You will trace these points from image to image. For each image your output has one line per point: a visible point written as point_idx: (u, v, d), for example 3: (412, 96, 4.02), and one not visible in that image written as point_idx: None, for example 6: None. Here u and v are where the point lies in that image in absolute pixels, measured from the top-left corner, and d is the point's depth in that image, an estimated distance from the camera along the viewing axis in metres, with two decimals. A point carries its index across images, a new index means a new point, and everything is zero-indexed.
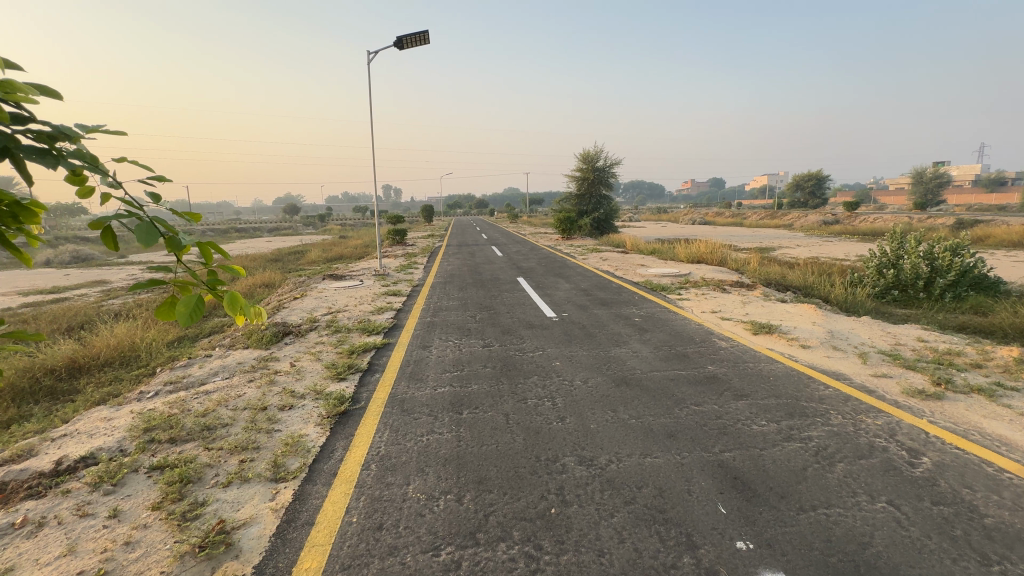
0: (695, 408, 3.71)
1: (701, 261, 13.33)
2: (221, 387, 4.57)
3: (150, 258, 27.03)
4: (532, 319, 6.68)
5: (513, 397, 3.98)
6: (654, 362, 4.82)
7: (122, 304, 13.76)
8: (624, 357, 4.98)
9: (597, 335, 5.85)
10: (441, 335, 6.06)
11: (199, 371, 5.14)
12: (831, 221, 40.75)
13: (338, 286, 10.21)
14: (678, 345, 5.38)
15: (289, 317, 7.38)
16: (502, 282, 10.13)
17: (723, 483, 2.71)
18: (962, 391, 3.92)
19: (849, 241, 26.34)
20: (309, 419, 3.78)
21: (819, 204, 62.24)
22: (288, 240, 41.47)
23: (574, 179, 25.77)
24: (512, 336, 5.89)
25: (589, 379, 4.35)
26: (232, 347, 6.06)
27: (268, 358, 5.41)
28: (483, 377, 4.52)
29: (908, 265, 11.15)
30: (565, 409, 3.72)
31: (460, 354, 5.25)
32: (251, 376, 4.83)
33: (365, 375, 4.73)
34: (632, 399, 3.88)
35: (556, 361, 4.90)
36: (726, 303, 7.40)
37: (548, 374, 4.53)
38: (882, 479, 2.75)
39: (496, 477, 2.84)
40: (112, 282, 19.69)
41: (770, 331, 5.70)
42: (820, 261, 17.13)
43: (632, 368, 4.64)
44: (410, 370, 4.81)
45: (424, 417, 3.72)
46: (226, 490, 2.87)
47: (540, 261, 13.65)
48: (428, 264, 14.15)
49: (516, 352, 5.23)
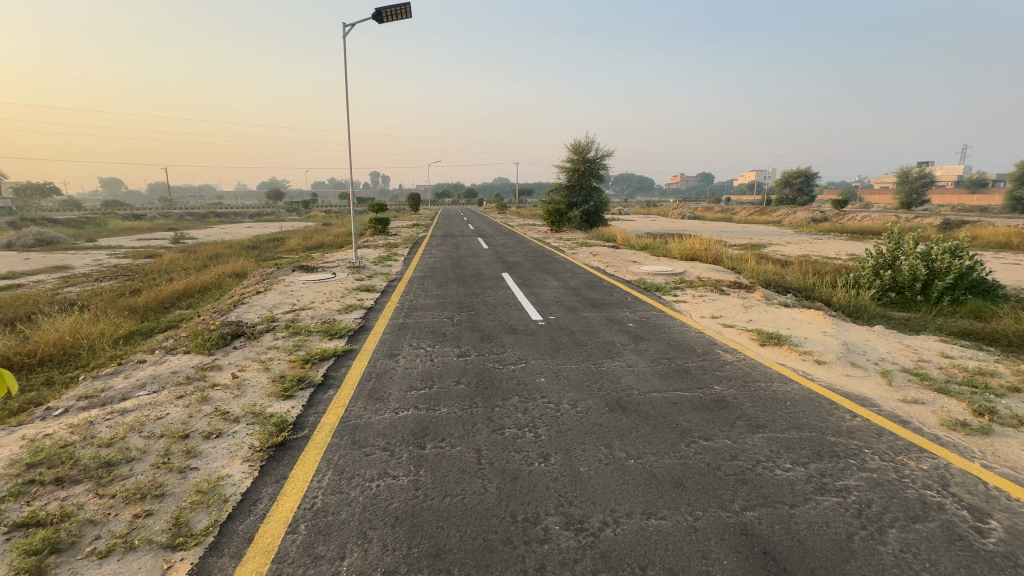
0: (704, 444, 3.10)
1: (695, 257, 12.77)
2: (143, 405, 3.84)
3: (119, 245, 25.81)
4: (516, 323, 6.00)
5: (488, 426, 3.33)
6: (653, 380, 4.19)
7: (79, 294, 12.83)
8: (619, 373, 4.35)
9: (588, 343, 5.22)
10: (412, 341, 5.37)
11: (123, 382, 4.38)
12: (818, 218, 40.73)
13: (308, 279, 9.42)
14: (677, 357, 4.78)
15: (245, 315, 6.62)
16: (486, 278, 9.44)
17: (751, 564, 2.09)
18: (1009, 425, 3.36)
19: (838, 239, 26.18)
20: (236, 453, 3.08)
21: (807, 201, 62.43)
22: (269, 226, 40.20)
23: (564, 169, 25.08)
24: (491, 343, 5.22)
25: (577, 403, 3.71)
26: (172, 351, 5.31)
27: (208, 367, 4.65)
28: (454, 396, 3.85)
29: (906, 267, 10.71)
30: (549, 445, 3.08)
31: (431, 365, 4.58)
32: (181, 391, 4.10)
33: (316, 391, 4.03)
34: (629, 431, 3.25)
35: (540, 377, 4.24)
36: (727, 307, 6.83)
37: (531, 394, 3.88)
38: (950, 555, 2.15)
39: (458, 549, 2.18)
40: (74, 267, 18.57)
41: (779, 342, 5.11)
42: (812, 260, 16.72)
43: (628, 387, 4.03)
44: (371, 385, 4.12)
45: (378, 452, 3.04)
46: (101, 564, 2.17)
47: (527, 256, 12.99)
48: (410, 256, 13.41)
49: (495, 364, 4.57)
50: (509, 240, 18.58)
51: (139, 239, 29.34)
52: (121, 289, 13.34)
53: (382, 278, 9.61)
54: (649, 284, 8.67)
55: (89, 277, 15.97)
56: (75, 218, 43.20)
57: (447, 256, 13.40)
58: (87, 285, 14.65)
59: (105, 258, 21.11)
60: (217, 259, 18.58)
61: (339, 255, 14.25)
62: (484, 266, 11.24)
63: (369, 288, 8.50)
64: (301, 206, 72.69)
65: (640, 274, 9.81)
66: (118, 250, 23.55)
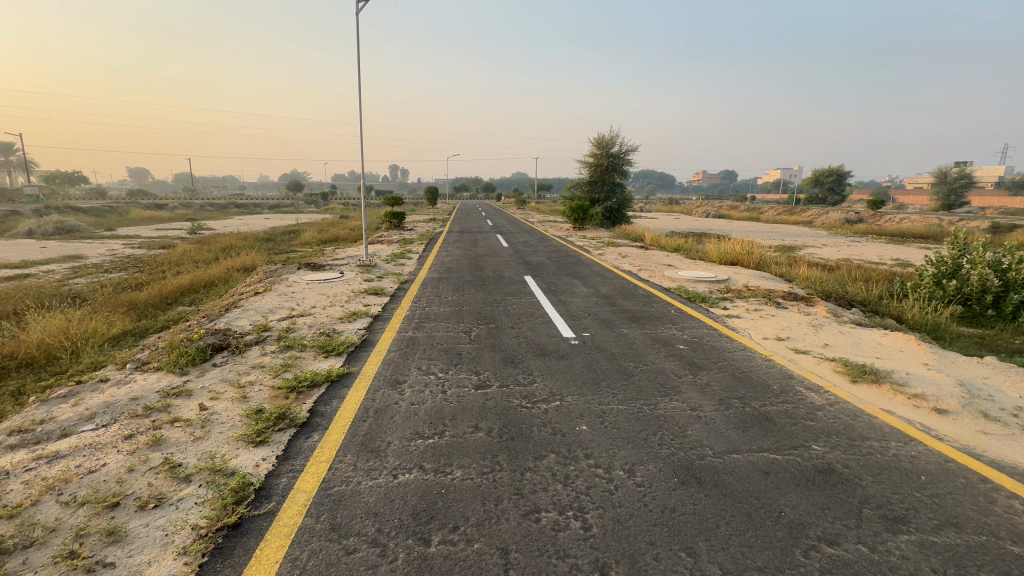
0: (830, 553, 2.14)
1: (735, 261, 11.64)
2: (78, 450, 3.03)
3: (135, 233, 25.72)
4: (544, 342, 5.05)
5: (518, 509, 2.42)
6: (728, 433, 3.22)
7: (85, 286, 12.35)
8: (680, 420, 3.39)
9: (634, 374, 4.26)
10: (421, 363, 4.49)
11: (69, 412, 3.60)
12: (852, 219, 38.74)
13: (313, 278, 8.65)
14: (750, 397, 3.81)
15: (235, 322, 5.84)
16: (507, 281, 8.55)
17: None
18: None
19: (877, 242, 24.59)
20: (171, 540, 2.23)
21: (838, 200, 59.94)
22: (285, 218, 40.01)
23: (586, 164, 24.05)
24: (515, 369, 4.32)
25: (637, 470, 2.77)
26: (142, 367, 4.54)
27: (174, 394, 3.85)
28: (471, 452, 2.95)
29: (975, 276, 9.25)
30: (607, 547, 2.16)
31: (443, 399, 3.69)
32: (133, 430, 3.29)
33: (295, 437, 3.16)
34: (716, 525, 2.31)
35: (580, 424, 3.30)
36: (792, 326, 5.78)
37: (571, 452, 2.95)
38: None
39: None
40: (87, 257, 18.32)
41: (876, 380, 4.07)
42: (855, 266, 15.30)
43: (696, 443, 3.07)
44: (365, 430, 3.24)
45: (364, 550, 2.15)
46: None
47: (549, 256, 12.01)
48: (426, 254, 12.62)
49: (521, 401, 3.65)
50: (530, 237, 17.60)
51: (156, 229, 29.10)
52: (127, 282, 12.79)
53: (393, 279, 8.79)
54: (691, 292, 7.67)
55: (99, 267, 15.60)
56: (97, 206, 43.46)
57: (464, 254, 12.51)
58: (95, 276, 14.18)
59: (120, 248, 20.82)
60: (230, 251, 18.08)
61: (352, 251, 13.49)
62: (504, 267, 10.34)
63: (378, 290, 7.66)
64: (320, 198, 73.00)
65: (678, 280, 8.80)
66: (134, 240, 23.31)
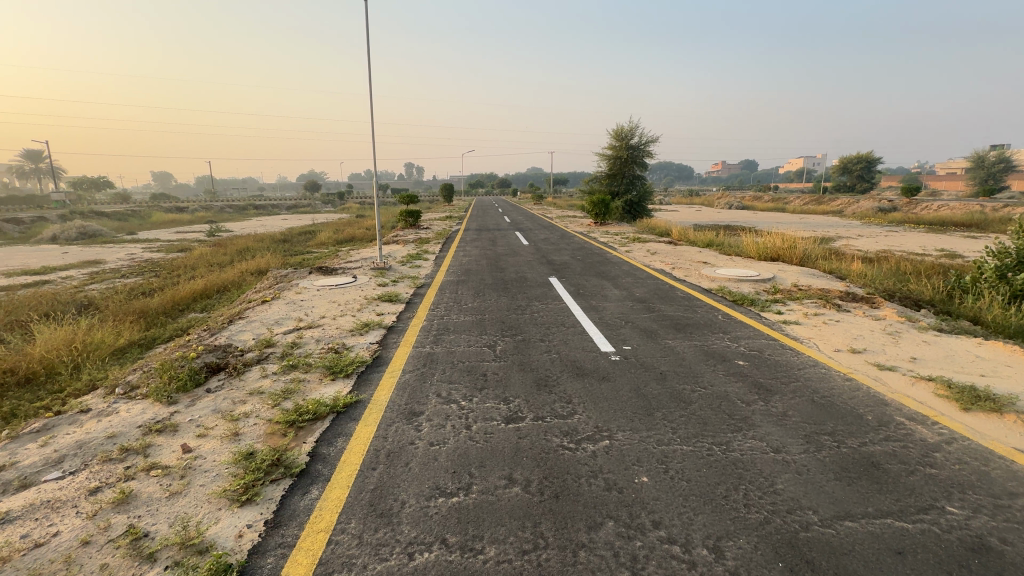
0: None
1: (776, 257, 10.78)
2: (29, 512, 2.49)
3: (155, 237, 25.78)
4: (580, 359, 4.40)
5: None
6: (831, 487, 2.53)
7: (100, 292, 12.11)
8: (765, 468, 2.71)
9: (692, 400, 3.58)
10: (441, 388, 3.87)
11: (35, 455, 3.09)
12: (885, 207, 37.01)
13: (325, 283, 8.14)
14: (844, 432, 3.09)
15: (238, 337, 5.34)
16: (531, 284, 7.92)
17: None
18: None
19: (915, 231, 23.25)
20: None
21: (868, 188, 57.54)
22: (302, 219, 40.06)
23: (605, 157, 23.24)
24: (550, 394, 3.69)
25: (725, 549, 2.10)
26: (129, 393, 4.03)
27: (156, 431, 3.31)
28: (507, 519, 2.32)
29: None
30: None
31: (467, 438, 3.06)
32: (100, 481, 2.75)
33: (290, 493, 2.58)
34: None
35: (640, 475, 2.65)
36: (865, 335, 5.00)
37: (634, 518, 2.30)
38: None
39: None
40: (107, 261, 18.28)
41: (997, 408, 3.31)
42: (901, 258, 14.12)
43: (794, 504, 2.40)
44: (374, 484, 2.63)
45: None
46: None
47: (573, 254, 11.33)
48: (443, 254, 12.05)
49: (562, 441, 3.01)
50: (551, 234, 16.96)
51: (176, 232, 29.06)
52: (140, 287, 12.49)
53: (408, 283, 8.23)
54: (736, 294, 6.92)
55: (117, 272, 15.44)
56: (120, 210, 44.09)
57: (484, 254, 11.92)
58: (112, 281, 13.98)
59: (140, 252, 20.80)
60: (246, 254, 17.83)
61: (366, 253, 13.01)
62: (527, 267, 9.71)
63: (393, 297, 7.10)
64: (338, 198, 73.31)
65: (719, 279, 8.05)
66: (154, 243, 23.40)
